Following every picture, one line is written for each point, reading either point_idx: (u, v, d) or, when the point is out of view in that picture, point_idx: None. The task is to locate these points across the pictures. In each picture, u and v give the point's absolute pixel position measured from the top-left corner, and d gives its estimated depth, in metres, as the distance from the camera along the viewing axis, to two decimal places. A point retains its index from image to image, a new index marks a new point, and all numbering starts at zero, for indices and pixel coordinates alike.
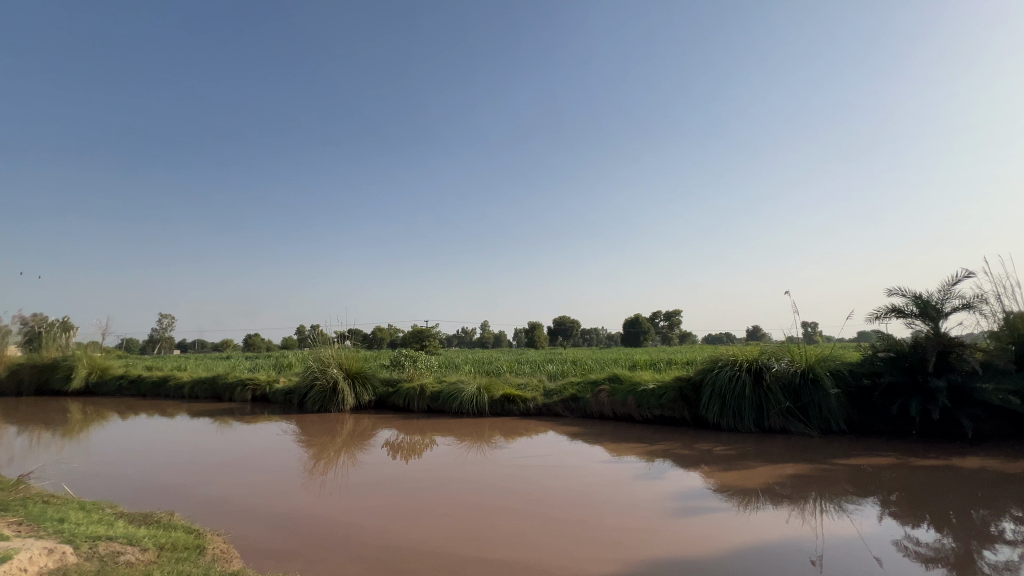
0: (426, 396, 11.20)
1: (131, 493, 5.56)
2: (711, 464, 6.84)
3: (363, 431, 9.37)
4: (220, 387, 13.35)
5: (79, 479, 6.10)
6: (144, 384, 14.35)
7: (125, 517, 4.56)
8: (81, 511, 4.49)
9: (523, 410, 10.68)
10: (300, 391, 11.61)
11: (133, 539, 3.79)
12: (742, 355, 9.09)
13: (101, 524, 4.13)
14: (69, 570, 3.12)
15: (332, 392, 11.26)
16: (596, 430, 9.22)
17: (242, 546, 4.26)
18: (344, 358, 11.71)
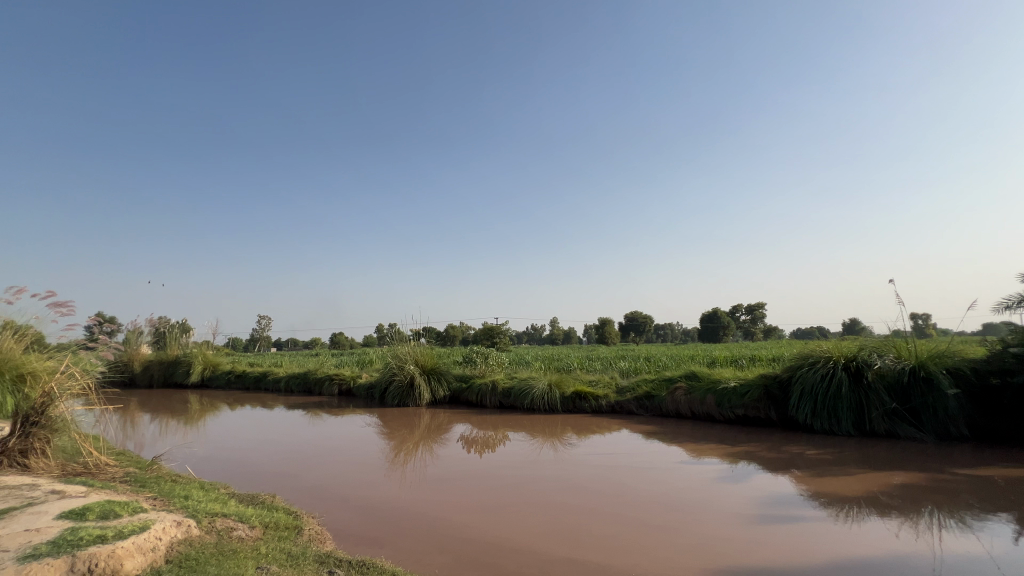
0: (498, 392, 11.41)
1: (240, 476, 6.22)
2: (803, 468, 6.32)
3: (439, 425, 9.75)
4: (312, 381, 14.52)
5: (198, 462, 6.92)
6: (249, 378, 15.97)
7: (236, 497, 5.11)
8: (201, 490, 5.10)
9: (595, 407, 10.54)
10: (381, 386, 12.32)
11: (243, 517, 4.24)
12: (838, 351, 8.30)
13: (216, 502, 4.66)
14: (194, 542, 3.55)
15: (410, 387, 11.81)
16: (672, 429, 8.89)
17: (334, 530, 4.61)
18: (420, 355, 12.26)
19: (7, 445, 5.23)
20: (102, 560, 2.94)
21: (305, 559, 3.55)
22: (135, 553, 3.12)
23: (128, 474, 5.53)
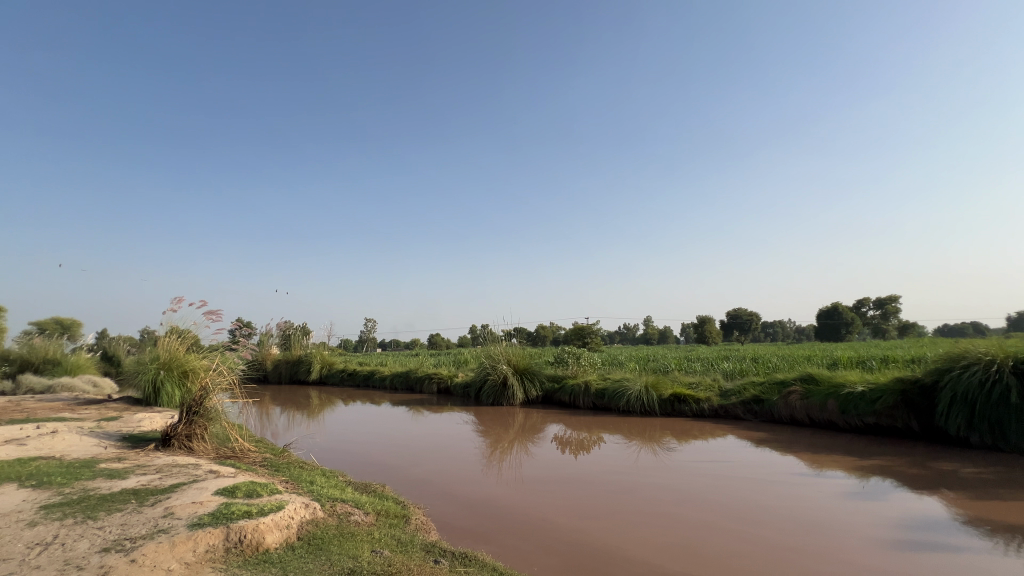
0: (591, 393, 11.24)
1: (355, 466, 6.83)
2: (956, 489, 5.39)
3: (533, 425, 9.85)
4: (413, 380, 15.48)
5: (320, 451, 7.71)
6: (359, 376, 17.47)
7: (352, 485, 5.62)
8: (323, 477, 5.68)
9: (696, 411, 9.96)
10: (477, 385, 12.76)
11: (359, 503, 4.64)
12: (1001, 352, 6.97)
13: (336, 488, 5.16)
14: (319, 522, 3.96)
15: (503, 387, 12.08)
16: (787, 437, 8.09)
17: (438, 521, 4.87)
18: (512, 355, 12.50)
19: (176, 429, 6.27)
20: (248, 532, 3.39)
21: (414, 547, 3.79)
22: (274, 528, 3.56)
23: (266, 459, 6.34)
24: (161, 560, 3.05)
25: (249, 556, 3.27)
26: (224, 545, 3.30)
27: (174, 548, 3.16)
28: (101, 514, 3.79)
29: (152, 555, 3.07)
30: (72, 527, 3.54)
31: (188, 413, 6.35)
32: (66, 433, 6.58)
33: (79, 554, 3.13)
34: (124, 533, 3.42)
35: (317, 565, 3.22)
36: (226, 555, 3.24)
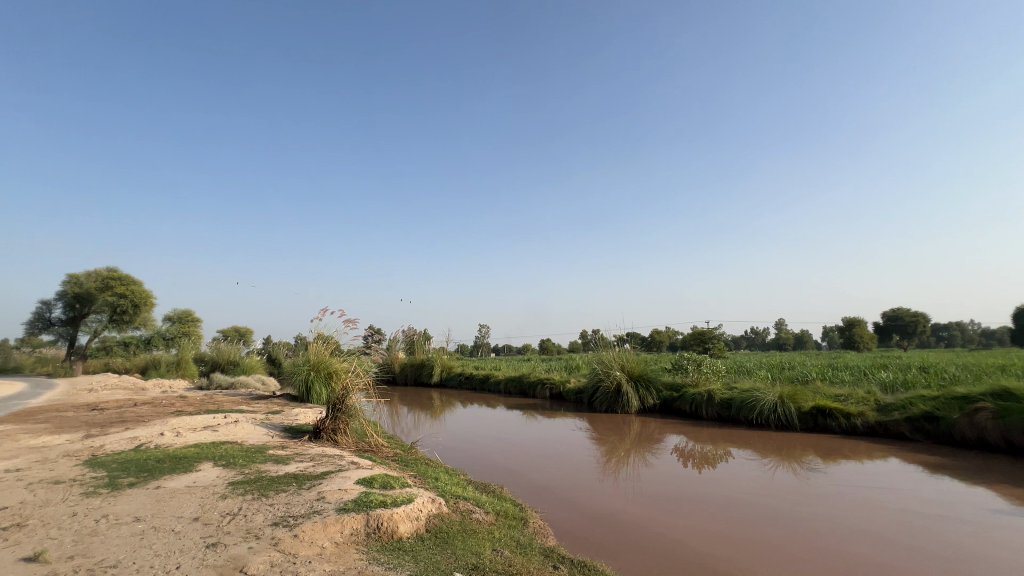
0: (716, 403, 10.41)
1: (474, 467, 7.15)
2: None
3: (651, 434, 9.42)
4: (526, 384, 15.80)
5: (443, 450, 8.23)
6: (475, 380, 18.33)
7: (474, 484, 5.89)
8: (447, 474, 6.05)
9: (845, 427, 8.67)
10: (589, 392, 12.58)
11: (480, 502, 4.85)
12: None
13: (458, 486, 5.46)
14: (444, 517, 4.21)
15: (618, 394, 11.74)
16: (973, 464, 6.66)
17: (555, 527, 4.89)
18: (626, 360, 12.09)
19: (325, 423, 7.16)
20: (384, 520, 3.73)
21: (533, 550, 3.83)
22: (406, 519, 3.86)
23: (397, 455, 6.95)
24: (317, 537, 3.48)
25: (386, 542, 3.58)
26: (365, 530, 3.67)
27: (326, 528, 3.59)
28: (271, 493, 4.47)
29: (310, 533, 3.52)
30: (251, 502, 4.22)
31: (334, 409, 7.22)
32: (244, 422, 7.92)
33: (256, 525, 3.71)
34: (288, 511, 3.98)
35: (444, 557, 3.42)
36: (367, 538, 3.60)
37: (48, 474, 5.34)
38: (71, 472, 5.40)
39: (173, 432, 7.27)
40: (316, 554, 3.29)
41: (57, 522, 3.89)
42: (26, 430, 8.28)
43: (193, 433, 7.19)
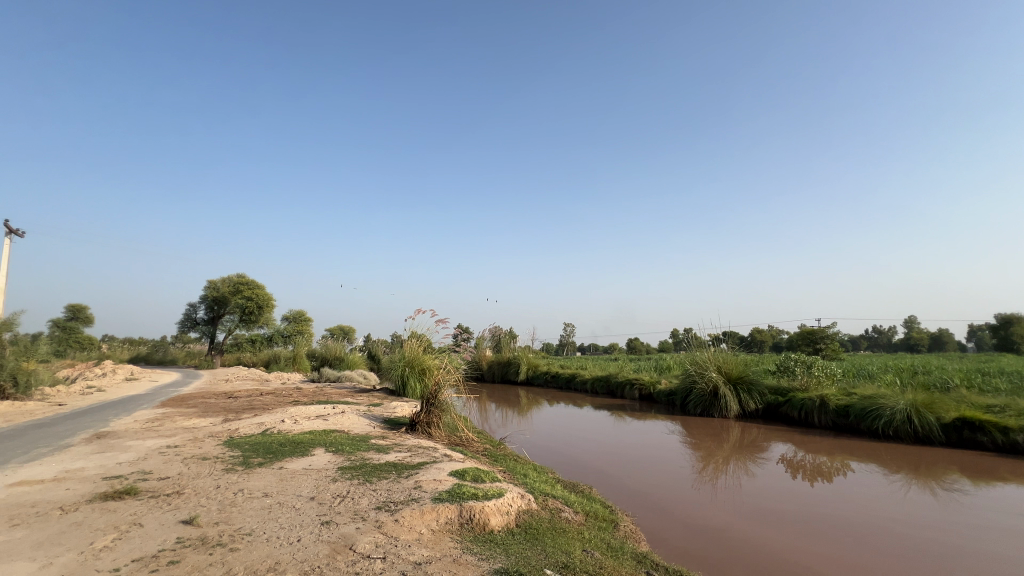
0: (830, 410, 9.37)
1: (563, 465, 7.18)
2: None
3: (753, 441, 8.73)
4: (614, 384, 15.43)
5: (531, 447, 8.36)
6: (561, 378, 18.29)
7: (562, 482, 5.90)
8: (535, 471, 6.11)
9: (1001, 445, 7.36)
10: (682, 394, 11.97)
11: (569, 502, 4.82)
12: None
13: (547, 483, 5.50)
14: (533, 513, 4.25)
15: (714, 397, 11.03)
16: None
17: (647, 532, 4.76)
18: (722, 361, 11.32)
19: (420, 417, 7.59)
20: (476, 512, 3.85)
21: (624, 554, 3.74)
22: (497, 512, 3.96)
23: (487, 449, 7.17)
24: (415, 523, 3.69)
25: (478, 533, 3.70)
26: (458, 519, 3.82)
27: (423, 515, 3.80)
28: (375, 479, 4.84)
29: (409, 519, 3.75)
30: (357, 486, 4.61)
31: (427, 404, 7.61)
32: (351, 413, 8.65)
33: (362, 508, 4.04)
34: (389, 497, 4.27)
35: (534, 553, 3.45)
36: (460, 528, 3.75)
37: (197, 451, 6.26)
38: (214, 450, 6.29)
39: (292, 419, 8.16)
40: (414, 538, 3.49)
41: (205, 492, 4.56)
42: (181, 413, 9.78)
43: (308, 421, 8.01)
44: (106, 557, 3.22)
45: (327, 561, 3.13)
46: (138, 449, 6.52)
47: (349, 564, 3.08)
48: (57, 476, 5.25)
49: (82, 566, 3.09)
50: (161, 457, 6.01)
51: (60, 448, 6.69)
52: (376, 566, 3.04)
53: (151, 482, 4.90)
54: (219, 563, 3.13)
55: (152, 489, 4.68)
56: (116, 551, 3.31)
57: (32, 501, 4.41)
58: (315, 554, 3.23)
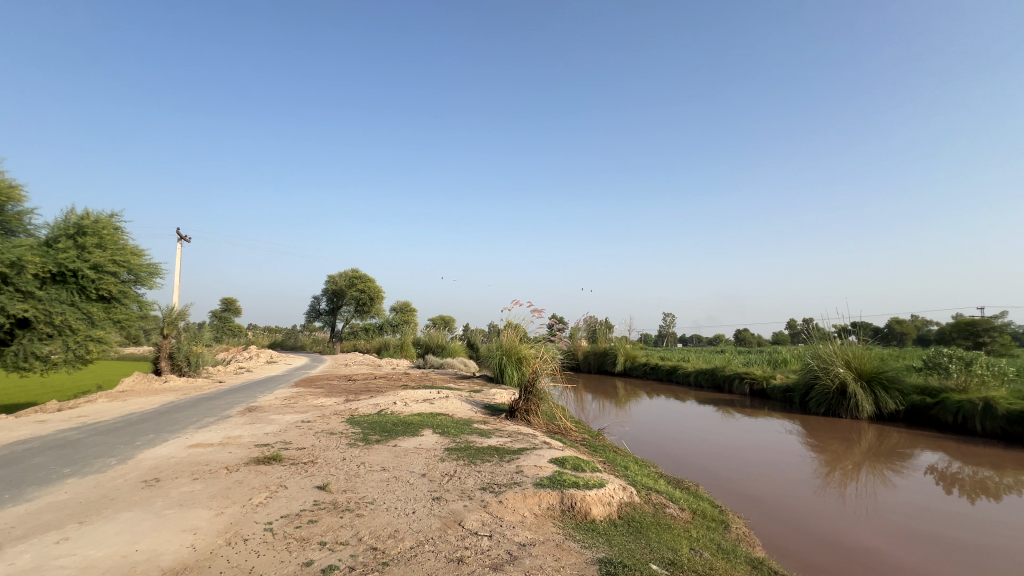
0: (998, 416, 7.87)
1: (666, 461, 6.92)
2: None
3: (892, 447, 7.65)
4: (720, 378, 14.47)
5: (631, 439, 8.19)
6: (661, 370, 17.58)
7: (665, 477, 5.70)
8: (636, 464, 5.97)
9: None
10: (802, 390, 10.85)
11: (674, 498, 4.64)
12: None
13: (649, 477, 5.34)
14: (636, 506, 4.15)
15: (842, 395, 9.84)
16: None
17: (764, 539, 4.41)
18: (852, 355, 10.03)
19: (519, 404, 7.80)
20: (578, 500, 3.87)
21: (738, 557, 3.51)
22: (599, 502, 3.94)
23: (585, 439, 7.16)
24: (518, 506, 3.81)
25: (580, 521, 3.71)
26: (560, 506, 3.87)
27: (526, 499, 3.91)
28: (479, 461, 5.08)
29: (513, 501, 3.88)
30: (463, 467, 4.88)
31: (526, 392, 7.79)
32: (454, 398, 9.17)
33: (469, 487, 4.26)
34: (493, 479, 4.46)
35: (638, 546, 3.38)
36: (562, 515, 3.79)
37: (326, 426, 7.09)
38: (339, 426, 7.06)
39: (403, 402, 8.86)
40: (518, 520, 3.61)
41: (334, 463, 5.14)
42: (311, 393, 11.14)
43: (416, 404, 8.64)
44: (261, 511, 3.78)
45: (439, 534, 3.35)
46: (280, 422, 7.54)
47: (458, 538, 3.27)
48: (222, 441, 6.26)
49: (244, 517, 3.68)
50: (298, 429, 6.89)
51: (223, 418, 7.98)
52: (483, 543, 3.20)
53: (291, 451, 5.65)
54: (348, 525, 3.52)
55: (293, 457, 5.39)
56: (268, 507, 3.88)
57: (205, 460, 5.32)
58: (428, 526, 3.49)
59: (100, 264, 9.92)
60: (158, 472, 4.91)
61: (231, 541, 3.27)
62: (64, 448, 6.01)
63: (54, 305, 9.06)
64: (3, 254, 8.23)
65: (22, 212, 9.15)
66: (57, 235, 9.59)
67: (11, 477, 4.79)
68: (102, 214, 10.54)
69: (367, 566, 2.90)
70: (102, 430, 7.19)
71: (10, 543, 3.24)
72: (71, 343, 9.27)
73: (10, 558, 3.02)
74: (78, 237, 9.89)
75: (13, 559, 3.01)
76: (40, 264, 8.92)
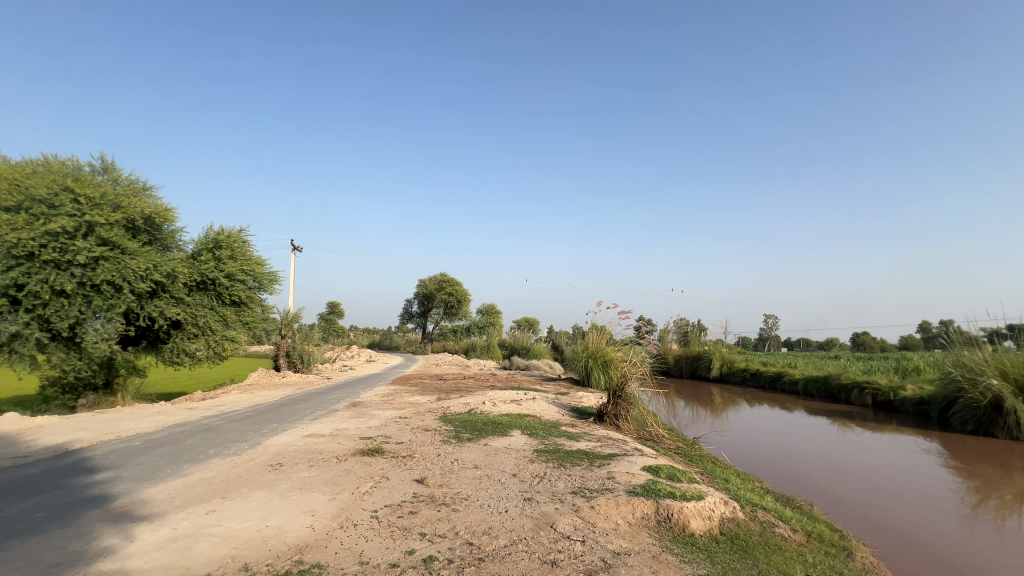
0: None
1: (773, 476, 6.33)
2: None
3: None
4: (834, 387, 12.99)
5: (731, 451, 7.64)
6: (763, 377, 16.22)
7: (772, 494, 5.24)
8: (738, 477, 5.56)
9: None
10: (941, 404, 9.37)
11: (784, 517, 4.25)
12: None
13: (754, 493, 4.95)
14: (741, 523, 3.86)
15: (996, 412, 8.34)
16: None
17: (896, 571, 3.89)
18: (1009, 365, 8.47)
19: (607, 409, 7.62)
20: (675, 512, 3.68)
21: None
22: (698, 516, 3.71)
23: (679, 448, 6.81)
24: (611, 513, 3.73)
25: (678, 534, 3.52)
26: (656, 517, 3.72)
27: (619, 507, 3.80)
28: (569, 464, 5.05)
29: (605, 508, 3.80)
30: (553, 469, 4.87)
31: (615, 396, 7.60)
32: (541, 400, 9.21)
33: (559, 490, 4.25)
34: (584, 483, 4.41)
35: (745, 567, 3.13)
36: (658, 526, 3.64)
37: (421, 423, 7.49)
38: (433, 424, 7.41)
39: (491, 402, 9.08)
40: (611, 528, 3.52)
41: (430, 458, 5.41)
42: (407, 390, 11.85)
43: (504, 405, 8.82)
44: (368, 499, 4.10)
45: (531, 535, 3.38)
46: (380, 417, 8.11)
47: (551, 541, 3.28)
48: (331, 432, 6.88)
49: (354, 504, 4.01)
50: (396, 425, 7.36)
51: (331, 411, 8.77)
52: (576, 547, 3.17)
53: (391, 445, 6.05)
54: (446, 519, 3.68)
55: (393, 451, 5.77)
56: (374, 496, 4.19)
57: (319, 449, 5.88)
58: (521, 526, 3.53)
59: (232, 274, 11.37)
60: (281, 457, 5.52)
61: (343, 524, 3.58)
62: (208, 432, 6.99)
63: (198, 309, 10.60)
64: (161, 267, 9.78)
65: (175, 230, 10.76)
66: (201, 249, 11.15)
67: (170, 454, 5.68)
68: (234, 229, 12.04)
69: (464, 560, 3.01)
70: (235, 418, 8.24)
71: (172, 511, 3.84)
72: (211, 341, 10.77)
73: (172, 524, 3.57)
74: (216, 250, 11.41)
75: (175, 524, 3.56)
76: (188, 274, 10.45)
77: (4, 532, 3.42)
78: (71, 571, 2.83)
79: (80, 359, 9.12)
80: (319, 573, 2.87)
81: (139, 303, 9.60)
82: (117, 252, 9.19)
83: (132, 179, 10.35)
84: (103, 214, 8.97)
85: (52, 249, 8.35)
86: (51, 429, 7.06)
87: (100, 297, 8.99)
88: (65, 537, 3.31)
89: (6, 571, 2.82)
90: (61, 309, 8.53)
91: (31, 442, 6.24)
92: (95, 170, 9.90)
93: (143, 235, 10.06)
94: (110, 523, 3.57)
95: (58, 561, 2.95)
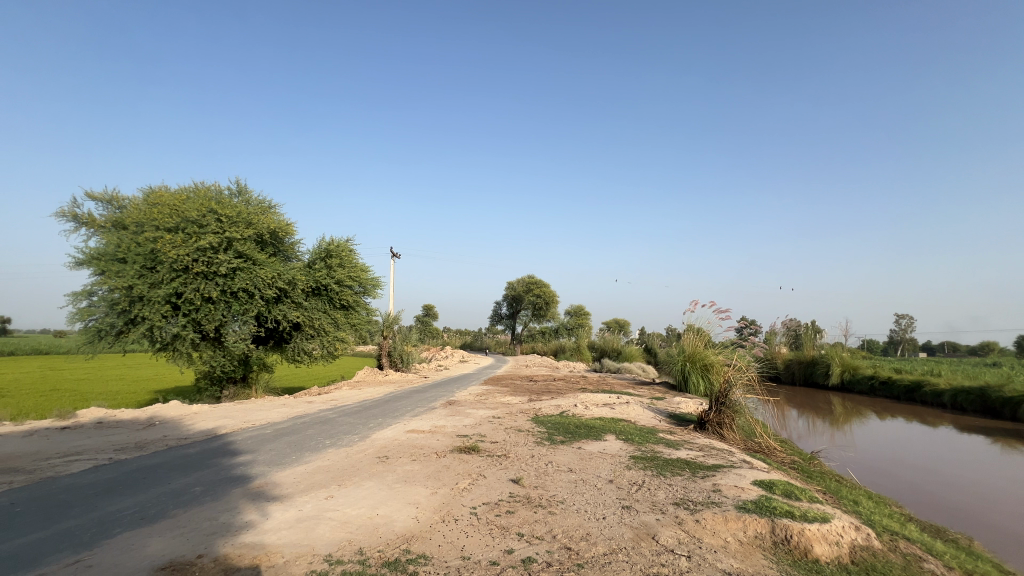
0: None
1: (915, 502, 5.49)
2: None
3: None
4: (994, 400, 10.92)
5: (861, 469, 6.73)
6: (897, 386, 14.14)
7: (916, 522, 4.54)
8: (871, 500, 4.89)
9: None
10: None
11: (933, 550, 3.65)
12: None
13: (892, 519, 4.32)
14: (877, 553, 3.36)
15: None
16: None
17: None
18: None
19: (709, 416, 7.14)
20: (794, 534, 3.32)
21: None
22: (823, 540, 3.31)
23: (795, 462, 6.17)
24: (719, 529, 3.47)
25: (798, 558, 3.16)
26: (771, 537, 3.38)
27: (728, 522, 3.53)
28: (668, 473, 4.80)
29: (712, 522, 3.55)
30: (652, 477, 4.67)
31: (717, 403, 7.10)
32: (635, 404, 8.89)
33: (660, 500, 4.05)
34: (687, 495, 4.15)
35: None
36: (775, 547, 3.31)
37: (514, 423, 7.60)
38: (526, 424, 7.50)
39: (584, 405, 9.00)
40: (720, 545, 3.27)
41: (524, 459, 5.47)
42: (499, 390, 12.15)
43: (597, 408, 8.64)
44: (467, 496, 4.24)
45: (631, 544, 3.26)
46: (475, 415, 8.40)
47: (653, 553, 3.13)
48: (431, 429, 7.25)
49: (454, 499, 4.17)
50: (491, 424, 7.54)
51: (431, 408, 9.27)
52: (681, 563, 2.99)
53: (487, 444, 6.21)
54: (543, 521, 3.68)
55: (489, 449, 5.92)
56: (472, 493, 4.32)
57: (420, 444, 6.22)
58: (621, 534, 3.42)
59: (341, 280, 12.47)
60: (387, 450, 5.94)
61: (445, 518, 3.73)
62: (325, 423, 7.74)
63: (313, 312, 11.79)
64: (284, 275, 11.03)
65: (294, 242, 12.04)
66: (315, 259, 12.37)
67: (295, 442, 6.37)
68: (342, 240, 13.18)
69: (563, 565, 2.98)
70: (348, 411, 9.05)
71: (298, 494, 4.28)
72: (325, 342, 11.92)
73: (299, 505, 3.99)
74: (327, 259, 12.59)
75: (301, 506, 3.97)
76: (305, 281, 11.66)
77: (172, 501, 4.06)
78: (222, 540, 3.27)
79: (224, 356, 10.59)
80: (425, 564, 3.01)
81: (267, 308, 10.91)
82: (250, 263, 10.53)
83: (260, 199, 11.78)
84: (239, 230, 10.33)
85: (201, 262, 9.79)
86: (204, 416, 8.29)
87: (237, 302, 10.37)
88: (216, 510, 3.83)
89: (175, 535, 3.34)
90: (209, 314, 9.98)
91: (189, 426, 7.36)
92: (232, 192, 11.44)
93: (270, 248, 11.42)
94: (250, 501, 4.08)
95: (212, 530, 3.43)
